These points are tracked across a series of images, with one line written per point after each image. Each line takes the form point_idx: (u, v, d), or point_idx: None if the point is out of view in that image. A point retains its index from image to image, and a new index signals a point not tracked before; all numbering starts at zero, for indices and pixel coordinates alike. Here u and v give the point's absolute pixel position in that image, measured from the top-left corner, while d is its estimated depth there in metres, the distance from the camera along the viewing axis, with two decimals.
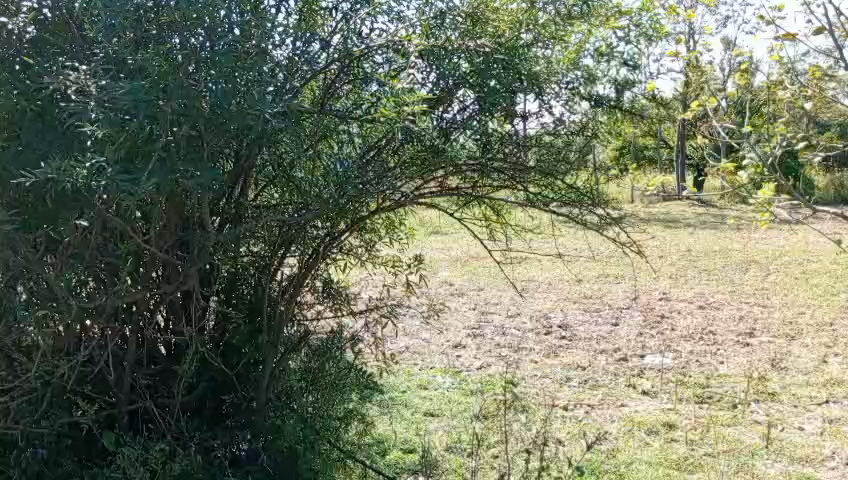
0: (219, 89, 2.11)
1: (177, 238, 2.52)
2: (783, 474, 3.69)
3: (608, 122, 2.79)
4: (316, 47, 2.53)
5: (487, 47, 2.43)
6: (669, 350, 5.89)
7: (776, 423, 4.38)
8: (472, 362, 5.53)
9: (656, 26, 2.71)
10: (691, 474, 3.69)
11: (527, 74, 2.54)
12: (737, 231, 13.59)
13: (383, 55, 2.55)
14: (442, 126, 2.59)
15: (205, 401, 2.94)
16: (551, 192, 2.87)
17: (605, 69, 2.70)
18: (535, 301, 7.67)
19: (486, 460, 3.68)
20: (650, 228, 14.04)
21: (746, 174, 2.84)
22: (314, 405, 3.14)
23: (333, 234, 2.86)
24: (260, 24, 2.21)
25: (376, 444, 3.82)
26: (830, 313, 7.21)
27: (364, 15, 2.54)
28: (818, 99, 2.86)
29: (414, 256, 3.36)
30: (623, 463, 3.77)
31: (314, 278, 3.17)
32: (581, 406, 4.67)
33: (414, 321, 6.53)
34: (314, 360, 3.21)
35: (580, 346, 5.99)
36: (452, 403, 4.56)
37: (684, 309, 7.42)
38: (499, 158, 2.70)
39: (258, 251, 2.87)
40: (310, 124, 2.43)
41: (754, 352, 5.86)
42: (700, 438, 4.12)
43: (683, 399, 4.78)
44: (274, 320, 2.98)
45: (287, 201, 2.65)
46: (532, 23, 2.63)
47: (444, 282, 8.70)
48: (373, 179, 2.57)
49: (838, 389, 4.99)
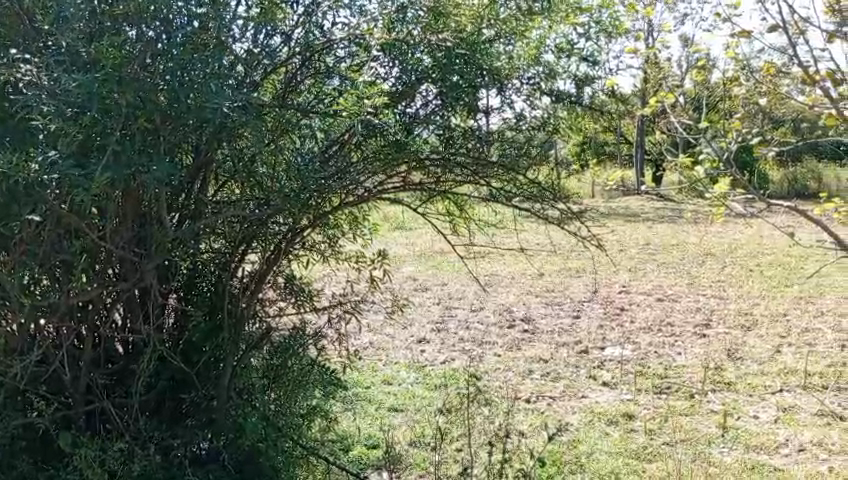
0: (175, 80, 2.07)
1: (134, 234, 2.48)
2: (738, 462, 3.79)
3: (569, 118, 2.79)
4: (276, 41, 2.49)
5: (450, 42, 2.47)
6: (629, 342, 6.00)
7: (732, 412, 4.49)
8: (436, 356, 5.55)
9: (616, 23, 2.76)
10: (650, 464, 3.76)
11: (489, 69, 2.54)
12: (694, 224, 13.89)
13: (346, 49, 2.54)
14: (404, 121, 2.60)
15: (164, 401, 2.90)
16: (514, 187, 2.83)
17: (566, 65, 2.74)
18: (498, 295, 7.74)
19: (450, 453, 3.69)
20: (609, 222, 14.27)
21: (703, 169, 2.96)
22: (277, 403, 3.07)
23: (295, 228, 2.79)
24: (217, 15, 2.16)
25: (339, 440, 3.82)
26: (782, 304, 7.41)
27: (325, 8, 2.51)
28: (773, 96, 2.91)
29: (377, 251, 3.36)
30: (584, 454, 3.83)
31: (276, 275, 3.15)
32: (544, 398, 4.72)
33: (378, 316, 6.53)
34: (276, 357, 3.11)
35: (542, 339, 6.06)
36: (416, 397, 4.57)
37: (643, 301, 7.56)
38: (462, 152, 2.69)
39: (218, 247, 2.75)
40: (273, 120, 2.32)
41: (711, 343, 6.00)
42: (658, 428, 4.20)
43: (642, 390, 4.87)
44: (235, 316, 2.94)
45: (247, 197, 2.52)
46: (492, 18, 2.61)
47: (408, 277, 8.71)
48: (334, 174, 2.57)
49: (791, 378, 5.14)
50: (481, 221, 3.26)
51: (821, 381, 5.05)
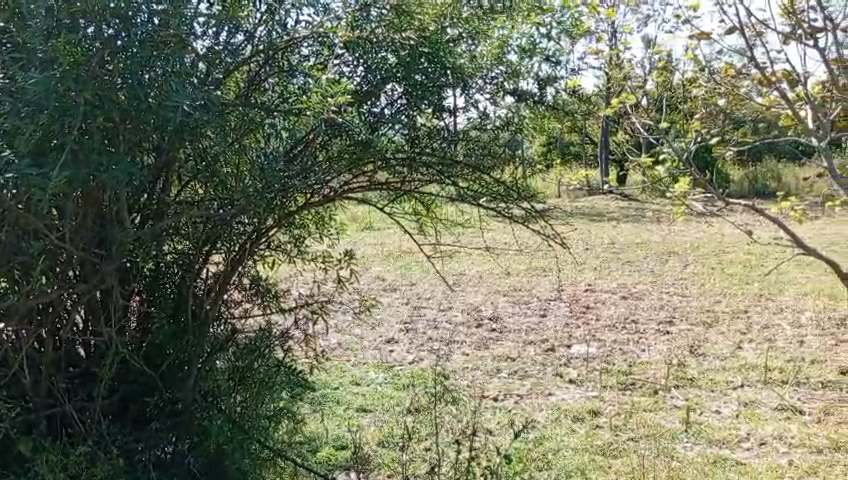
0: (135, 79, 2.02)
1: (95, 235, 2.42)
2: (702, 456, 3.86)
3: (533, 118, 2.82)
4: (239, 39, 2.47)
5: (413, 41, 2.51)
6: (594, 340, 6.07)
7: (695, 407, 4.57)
8: (404, 356, 5.55)
9: (577, 24, 2.80)
10: (615, 459, 3.81)
11: (453, 68, 2.56)
12: (658, 223, 14.12)
13: (310, 47, 2.54)
14: (369, 120, 2.57)
15: (127, 405, 2.81)
16: (480, 187, 2.83)
17: (529, 65, 2.76)
18: (466, 295, 7.76)
19: (417, 453, 3.69)
20: (575, 221, 14.44)
21: (664, 168, 3.01)
22: (243, 404, 3.01)
23: (259, 229, 2.79)
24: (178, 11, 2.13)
25: (307, 442, 3.80)
26: (742, 301, 7.56)
27: (288, 7, 2.51)
28: (732, 97, 3.01)
29: (343, 251, 3.33)
30: (550, 450, 3.87)
31: (241, 277, 3.16)
32: (511, 396, 4.75)
33: (346, 317, 6.50)
34: (240, 359, 3.05)
35: (509, 338, 6.11)
36: (384, 398, 4.56)
37: (608, 299, 7.66)
38: (427, 152, 2.70)
39: (182, 249, 2.73)
40: (237, 118, 2.31)
41: (674, 340, 6.10)
42: (623, 424, 4.26)
43: (607, 387, 4.93)
44: (198, 318, 2.92)
45: (210, 196, 2.46)
46: (455, 17, 2.63)
47: (376, 278, 8.69)
48: (298, 174, 2.53)
49: (752, 373, 5.25)
50: (448, 221, 3.30)
51: (781, 376, 5.17)
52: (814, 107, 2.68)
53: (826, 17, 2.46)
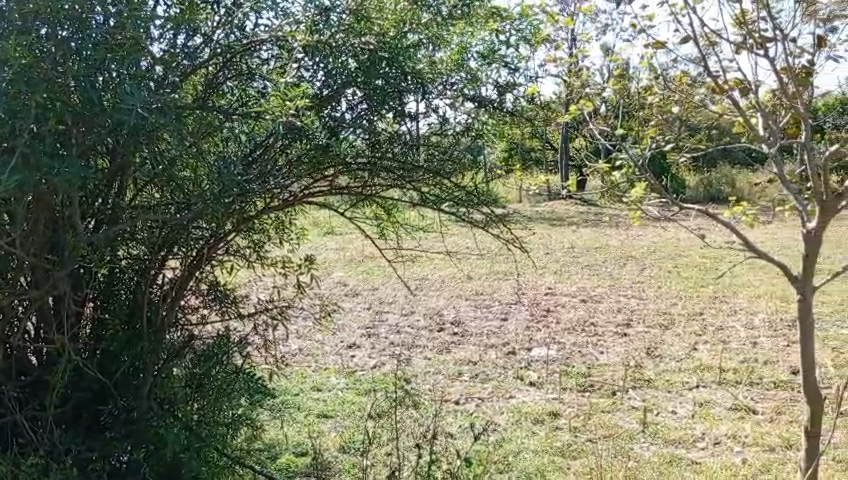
0: (87, 82, 2.00)
1: (47, 239, 2.37)
2: (658, 457, 3.94)
3: (494, 124, 2.85)
4: (196, 41, 2.43)
5: (373, 45, 2.50)
6: (554, 343, 6.14)
7: (652, 408, 4.66)
8: (366, 361, 5.54)
9: (535, 32, 2.84)
10: (574, 460, 3.87)
11: (412, 72, 2.58)
12: (616, 227, 14.36)
13: (269, 51, 2.54)
14: (330, 124, 2.55)
15: (80, 412, 2.77)
16: (440, 190, 2.89)
17: (488, 72, 2.78)
18: (428, 299, 7.78)
19: (379, 458, 3.68)
20: (536, 226, 14.60)
21: (620, 173, 3.07)
22: (200, 412, 2.93)
23: (217, 234, 2.78)
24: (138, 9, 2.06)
25: (267, 449, 3.77)
26: (698, 304, 7.74)
27: (246, 9, 2.48)
28: (687, 105, 3.08)
29: (304, 256, 3.29)
30: (511, 453, 3.90)
31: (199, 281, 3.13)
32: (472, 399, 4.78)
33: (307, 322, 6.47)
34: (198, 366, 3.02)
35: (471, 342, 6.14)
36: (345, 403, 4.54)
37: (568, 302, 7.77)
38: (387, 157, 2.72)
39: (138, 254, 2.69)
40: (194, 121, 2.25)
41: (632, 342, 6.21)
42: (582, 425, 4.32)
43: (567, 389, 4.99)
44: (154, 325, 2.87)
45: (168, 199, 2.41)
46: (415, 22, 2.64)
47: (338, 282, 8.66)
48: (257, 178, 2.52)
49: (707, 374, 5.37)
50: (408, 226, 3.33)
51: (734, 376, 5.30)
52: (766, 115, 2.73)
53: (776, 26, 2.53)
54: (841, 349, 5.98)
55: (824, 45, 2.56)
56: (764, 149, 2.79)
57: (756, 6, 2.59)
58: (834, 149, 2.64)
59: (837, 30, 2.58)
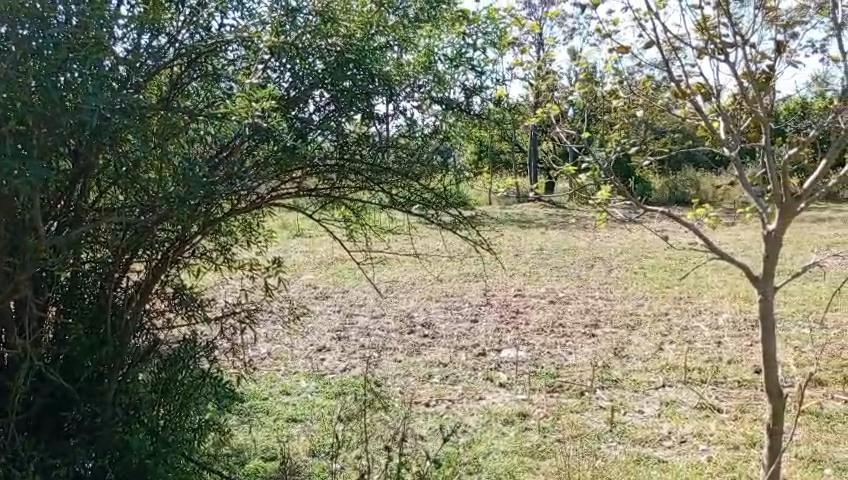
0: (48, 81, 1.94)
1: (7, 241, 2.28)
2: (625, 456, 3.99)
3: (463, 126, 2.86)
4: (161, 41, 2.39)
5: (339, 47, 2.51)
6: (524, 344, 6.18)
7: (619, 407, 4.72)
8: (336, 364, 5.52)
9: (501, 35, 2.85)
10: (542, 460, 3.90)
11: (379, 74, 2.58)
12: (584, 230, 14.51)
13: (235, 52, 2.52)
14: (297, 127, 2.53)
15: (43, 418, 2.70)
16: (409, 192, 2.89)
17: (455, 75, 2.79)
18: (398, 302, 7.78)
19: (349, 461, 3.66)
20: (505, 228, 14.68)
21: (587, 176, 3.08)
22: (166, 417, 2.95)
23: (183, 236, 2.73)
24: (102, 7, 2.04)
25: (235, 455, 3.73)
26: (663, 304, 7.85)
27: (212, 9, 2.49)
28: (653, 108, 3.11)
29: (272, 258, 3.29)
30: (480, 454, 3.92)
31: (164, 285, 3.11)
32: (442, 401, 4.79)
33: (276, 326, 6.42)
34: (164, 370, 2.97)
35: (441, 344, 6.15)
36: (315, 407, 4.52)
37: (537, 304, 7.83)
38: (356, 159, 2.70)
39: (101, 256, 2.65)
40: (158, 122, 2.20)
41: (599, 342, 6.28)
42: (551, 425, 4.36)
43: (536, 389, 5.03)
44: (118, 330, 2.82)
45: (133, 202, 2.37)
46: (382, 24, 2.67)
47: (308, 285, 8.61)
48: (224, 180, 2.49)
49: (673, 373, 5.46)
50: (378, 228, 3.34)
51: (699, 375, 5.39)
52: (727, 119, 2.78)
53: (736, 33, 2.58)
54: (802, 348, 6.12)
55: (784, 50, 2.61)
56: (725, 152, 2.83)
57: (716, 12, 2.64)
58: (792, 152, 2.69)
59: (798, 36, 2.64)
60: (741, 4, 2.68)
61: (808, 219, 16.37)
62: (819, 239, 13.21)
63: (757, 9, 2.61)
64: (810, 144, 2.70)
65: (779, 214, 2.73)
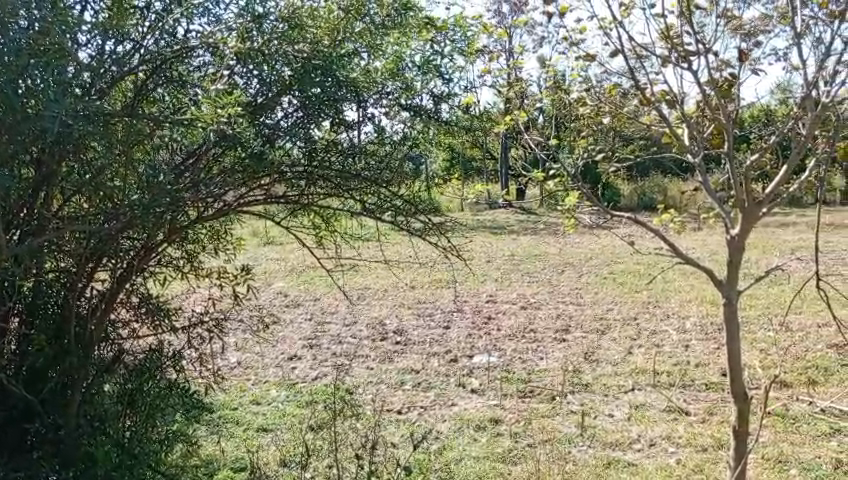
0: (9, 87, 1.87)
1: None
2: (596, 459, 4.02)
3: (431, 132, 2.89)
4: (126, 48, 2.39)
5: (306, 53, 2.47)
6: (495, 349, 6.21)
7: (590, 411, 4.76)
8: (307, 372, 5.48)
9: (468, 41, 2.86)
10: (514, 465, 3.91)
11: (346, 81, 2.53)
12: (556, 236, 14.64)
13: (201, 59, 2.48)
14: (264, 134, 2.50)
15: (5, 430, 2.62)
16: (377, 198, 2.88)
17: (423, 82, 2.79)
18: (370, 309, 7.76)
19: (319, 471, 3.63)
20: (477, 235, 14.73)
21: (553, 182, 3.12)
22: (132, 428, 2.96)
23: (148, 244, 2.72)
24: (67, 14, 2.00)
25: (203, 465, 3.68)
26: (632, 309, 7.95)
27: (177, 16, 2.43)
28: (618, 116, 3.09)
29: (241, 266, 3.26)
30: (452, 460, 3.92)
31: (130, 294, 3.05)
32: (415, 408, 4.78)
33: (246, 335, 6.37)
34: (130, 381, 2.98)
35: (413, 350, 6.15)
36: (286, 416, 4.48)
37: (508, 309, 7.87)
38: (323, 166, 2.71)
39: (64, 266, 2.56)
40: (123, 129, 2.16)
41: (570, 347, 6.33)
42: (522, 430, 4.38)
43: (508, 395, 5.06)
44: (82, 341, 2.78)
45: (97, 209, 2.33)
46: (349, 31, 2.64)
47: (279, 293, 8.56)
48: (189, 188, 2.48)
49: (642, 376, 5.52)
50: (347, 235, 3.35)
51: (668, 378, 5.46)
52: (692, 126, 2.80)
53: (699, 40, 2.59)
54: (767, 350, 6.24)
55: (747, 58, 2.65)
56: (689, 159, 2.86)
57: (680, 21, 2.67)
58: (755, 158, 2.73)
59: (761, 44, 2.71)
60: (704, 13, 2.72)
61: (772, 224, 16.72)
62: (784, 244, 13.50)
63: (719, 17, 2.66)
64: (771, 150, 2.75)
65: (742, 218, 2.77)
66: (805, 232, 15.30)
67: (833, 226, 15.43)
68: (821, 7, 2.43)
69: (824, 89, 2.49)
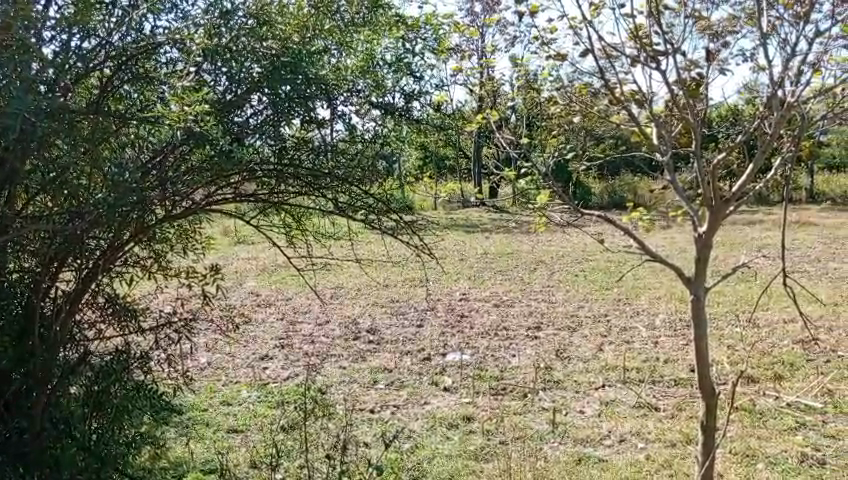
0: None
1: None
2: (567, 456, 4.06)
3: (404, 131, 2.86)
4: (90, 44, 2.34)
5: (275, 50, 2.43)
6: (468, 347, 6.23)
7: (561, 408, 4.80)
8: (279, 372, 5.44)
9: (439, 40, 2.88)
10: (487, 463, 3.92)
11: (315, 78, 2.47)
12: (528, 234, 14.73)
13: (168, 54, 2.45)
14: (234, 131, 2.45)
15: None
16: (349, 197, 2.89)
17: (394, 80, 2.78)
18: (342, 308, 7.74)
19: (291, 471, 3.61)
20: (450, 233, 14.76)
21: (524, 181, 3.13)
22: (99, 430, 2.89)
23: (114, 243, 2.68)
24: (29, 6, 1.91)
25: (172, 468, 3.63)
26: (603, 306, 8.03)
27: (143, 11, 2.36)
28: (591, 115, 3.08)
29: (210, 265, 3.24)
30: (425, 459, 3.93)
31: (96, 294, 3.02)
32: (388, 407, 4.78)
33: (216, 336, 6.30)
34: (97, 383, 2.88)
35: (386, 349, 6.14)
36: (257, 417, 4.44)
37: (481, 307, 7.90)
38: (292, 162, 2.70)
39: (29, 266, 2.53)
40: (89, 126, 2.15)
41: (541, 344, 6.38)
42: (495, 428, 4.39)
43: (480, 392, 5.08)
44: (47, 341, 2.68)
45: (62, 208, 2.24)
46: (318, 28, 2.61)
47: (251, 292, 8.49)
48: (156, 186, 2.44)
49: (612, 373, 5.59)
50: (319, 234, 3.33)
51: (637, 375, 5.52)
52: (661, 126, 2.80)
53: (666, 40, 2.61)
54: (734, 346, 6.36)
55: (713, 59, 2.69)
56: (659, 158, 2.86)
57: (650, 21, 2.68)
58: (721, 156, 2.75)
59: (729, 45, 2.74)
60: (673, 14, 2.75)
61: (740, 222, 17.03)
62: (751, 241, 13.76)
63: (688, 17, 2.68)
64: (737, 149, 2.78)
65: (710, 216, 2.79)
66: (771, 229, 15.60)
67: (799, 224, 15.76)
68: (787, 8, 2.48)
69: (790, 89, 2.52)
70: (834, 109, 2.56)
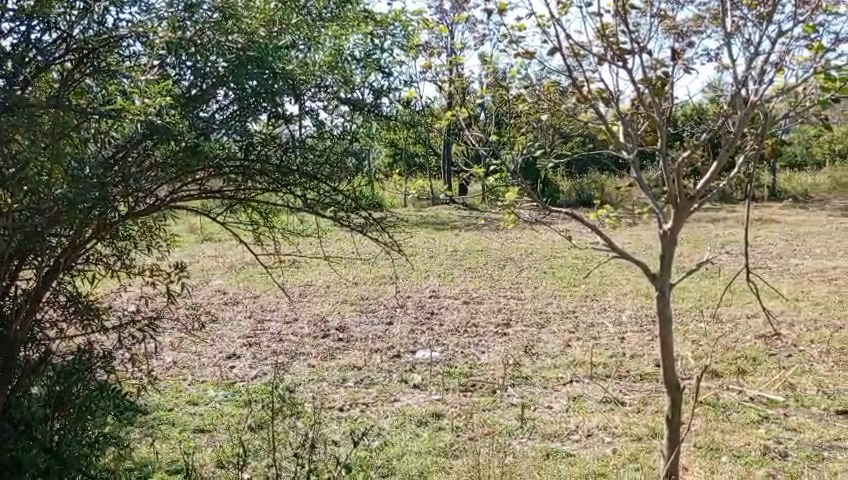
0: None
1: None
2: (535, 451, 4.08)
3: (374, 126, 2.82)
4: (51, 37, 2.31)
5: (241, 44, 2.36)
6: (438, 345, 6.23)
7: (530, 404, 4.84)
8: (247, 371, 5.38)
9: (408, 36, 2.91)
10: (456, 459, 3.93)
11: (281, 72, 2.42)
12: (498, 231, 14.79)
13: (132, 47, 2.38)
14: (198, 126, 2.41)
15: None
16: (317, 193, 2.88)
17: (362, 76, 2.74)
18: (311, 306, 7.69)
19: (258, 470, 3.58)
20: (420, 231, 14.75)
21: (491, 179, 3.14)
22: (61, 431, 2.74)
23: (76, 240, 2.63)
24: None
25: (137, 469, 3.57)
26: (571, 302, 8.10)
27: (105, 4, 2.34)
28: (556, 112, 3.12)
29: (175, 262, 3.18)
30: (394, 456, 3.92)
31: (57, 293, 2.95)
32: (357, 405, 4.76)
33: (182, 335, 6.22)
34: (57, 384, 2.81)
35: (356, 347, 6.12)
36: (224, 416, 4.39)
37: (451, 304, 7.91)
38: (259, 157, 2.65)
39: None
40: (49, 121, 2.06)
41: (510, 341, 6.42)
42: (464, 425, 4.41)
43: (450, 389, 5.09)
44: (6, 343, 2.66)
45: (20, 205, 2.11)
46: (285, 22, 2.56)
47: (218, 290, 8.39)
48: (118, 180, 2.38)
49: (580, 369, 5.64)
50: (287, 231, 3.27)
51: (604, 370, 5.58)
52: (625, 123, 2.85)
53: (632, 39, 2.64)
54: (698, 341, 6.47)
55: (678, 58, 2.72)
56: (624, 155, 2.88)
57: (616, 19, 2.71)
58: (686, 154, 2.79)
59: (694, 45, 2.78)
60: (639, 13, 2.78)
61: (705, 219, 17.33)
62: (715, 238, 14.02)
63: (654, 17, 2.72)
64: (701, 147, 2.82)
65: (674, 214, 2.82)
66: (735, 226, 15.90)
67: (762, 221, 16.08)
68: (751, 9, 2.52)
69: (753, 88, 2.57)
70: (795, 108, 2.57)
